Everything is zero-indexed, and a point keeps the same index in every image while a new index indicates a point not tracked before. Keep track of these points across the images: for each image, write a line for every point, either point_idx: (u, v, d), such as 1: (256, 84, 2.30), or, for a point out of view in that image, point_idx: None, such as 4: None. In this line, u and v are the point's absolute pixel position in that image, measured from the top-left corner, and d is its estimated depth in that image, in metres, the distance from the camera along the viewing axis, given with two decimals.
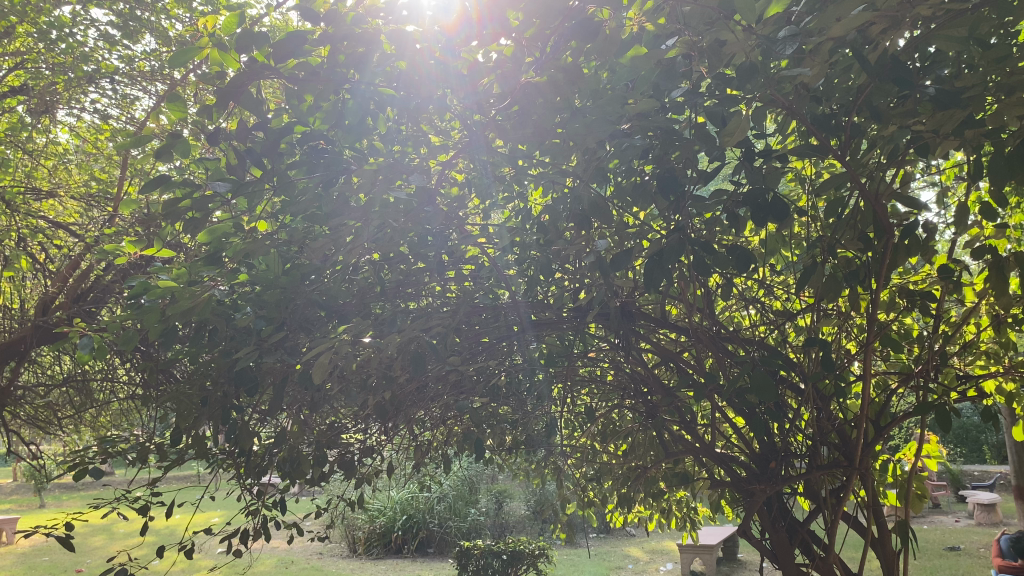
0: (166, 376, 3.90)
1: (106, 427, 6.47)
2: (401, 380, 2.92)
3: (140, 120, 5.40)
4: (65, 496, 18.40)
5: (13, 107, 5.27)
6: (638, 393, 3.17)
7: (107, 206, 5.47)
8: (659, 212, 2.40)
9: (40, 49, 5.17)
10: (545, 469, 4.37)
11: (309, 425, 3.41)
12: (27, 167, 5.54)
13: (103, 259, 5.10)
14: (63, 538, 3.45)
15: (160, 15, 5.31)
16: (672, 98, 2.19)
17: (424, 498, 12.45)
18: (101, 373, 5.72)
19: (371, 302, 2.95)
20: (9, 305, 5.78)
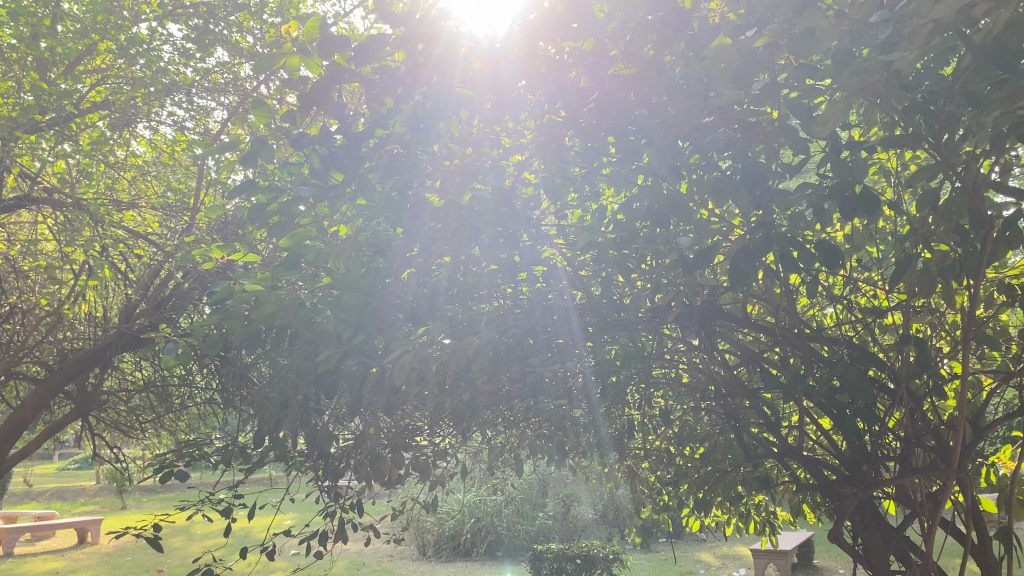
0: (246, 380, 3.99)
1: (185, 431, 6.64)
2: (478, 382, 2.93)
3: (215, 132, 5.56)
4: (144, 497, 19.15)
5: (94, 121, 5.30)
6: (716, 394, 3.12)
7: (185, 216, 5.62)
8: (742, 208, 2.35)
9: (119, 65, 5.25)
10: (619, 472, 4.33)
11: (385, 427, 3.44)
12: (109, 180, 5.72)
13: (184, 268, 5.27)
14: (150, 538, 3.55)
15: (233, 28, 5.47)
16: (754, 90, 2.15)
17: (492, 501, 12.49)
18: (180, 378, 5.89)
19: (446, 304, 2.97)
20: (94, 313, 5.98)
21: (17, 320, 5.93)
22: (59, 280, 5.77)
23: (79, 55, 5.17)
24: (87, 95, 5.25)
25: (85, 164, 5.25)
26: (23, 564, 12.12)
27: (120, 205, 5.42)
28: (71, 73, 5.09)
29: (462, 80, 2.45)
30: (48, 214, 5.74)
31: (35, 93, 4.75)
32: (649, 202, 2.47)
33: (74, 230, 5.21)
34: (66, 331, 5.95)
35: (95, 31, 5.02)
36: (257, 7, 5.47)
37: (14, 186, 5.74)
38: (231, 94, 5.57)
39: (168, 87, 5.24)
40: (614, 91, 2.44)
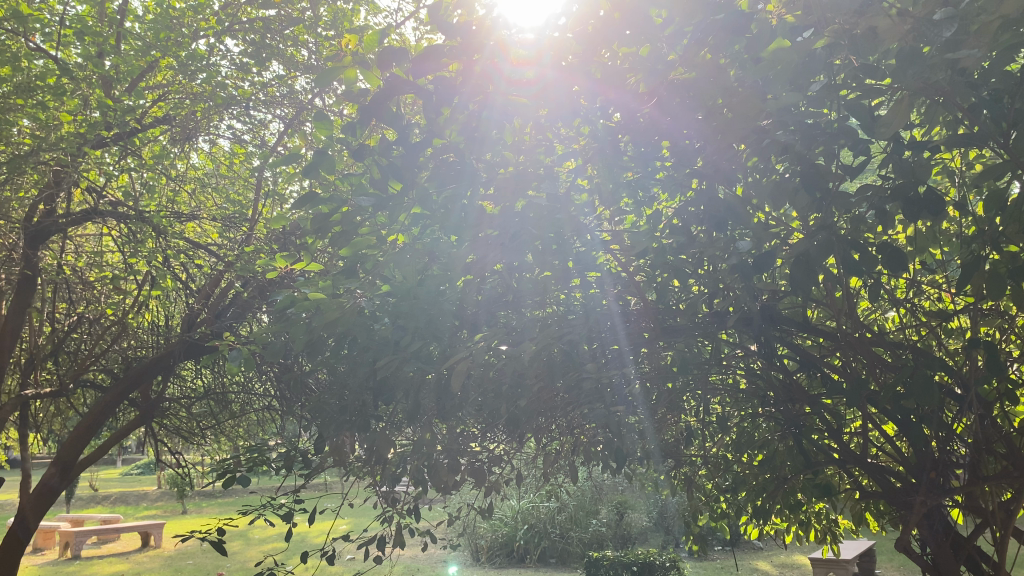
0: (306, 388, 4.06)
1: (244, 437, 6.78)
2: (535, 388, 2.96)
3: (272, 145, 5.69)
4: (205, 504, 19.56)
5: (157, 136, 5.49)
6: (775, 400, 3.09)
7: (244, 227, 5.76)
8: (802, 211, 2.32)
9: (180, 81, 5.41)
10: (675, 479, 4.29)
11: (441, 433, 3.48)
12: (171, 193, 5.88)
13: (244, 277, 5.40)
14: (215, 542, 3.63)
15: (288, 42, 5.60)
16: (813, 92, 2.13)
17: (545, 508, 12.46)
18: (240, 386, 6.02)
19: (502, 311, 3.00)
20: (157, 323, 6.16)
21: (85, 330, 6.14)
22: (125, 291, 5.95)
23: (142, 71, 5.32)
24: (150, 110, 5.39)
25: (148, 178, 5.39)
26: (90, 567, 12.47)
27: (182, 218, 5.56)
28: (134, 89, 5.24)
29: (517, 89, 2.49)
30: (113, 226, 5.91)
31: (101, 109, 4.91)
32: (705, 206, 2.46)
33: (137, 242, 5.36)
34: (129, 340, 6.11)
35: (157, 48, 5.15)
36: (311, 20, 5.51)
37: (81, 200, 5.93)
38: (287, 107, 5.68)
39: (227, 101, 5.36)
40: (672, 95, 2.43)
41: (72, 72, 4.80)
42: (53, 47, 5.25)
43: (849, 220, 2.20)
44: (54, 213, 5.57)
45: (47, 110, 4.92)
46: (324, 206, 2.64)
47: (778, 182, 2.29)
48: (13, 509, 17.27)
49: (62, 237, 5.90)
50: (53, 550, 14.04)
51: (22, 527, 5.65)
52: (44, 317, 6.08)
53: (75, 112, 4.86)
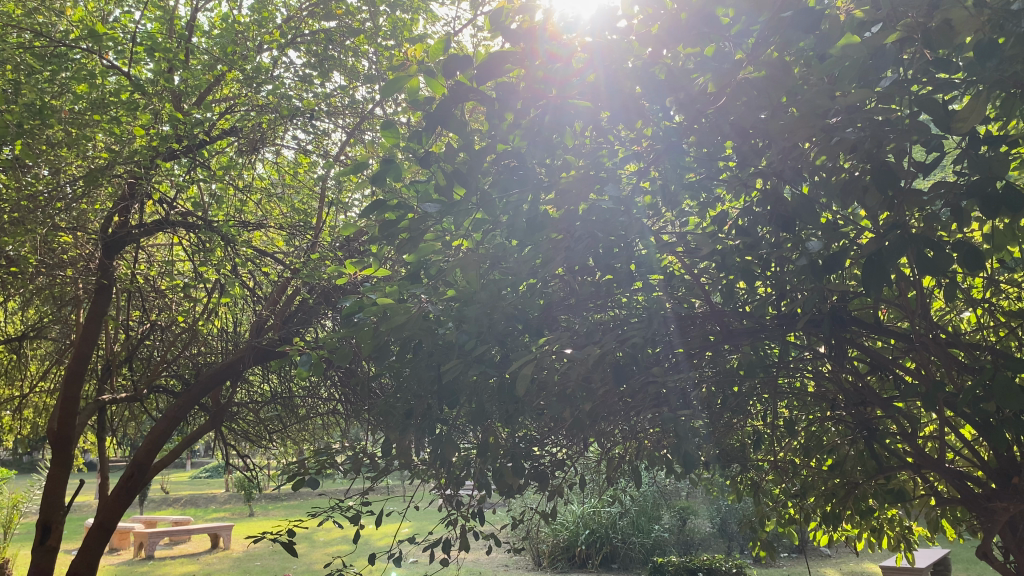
0: (371, 392, 4.11)
1: (311, 440, 6.92)
2: (599, 391, 2.96)
3: (335, 155, 5.79)
4: (271, 506, 19.98)
5: (225, 148, 5.64)
6: (845, 403, 3.02)
7: (308, 235, 5.88)
8: (872, 210, 2.27)
9: (246, 94, 5.54)
10: (741, 484, 4.22)
11: (505, 437, 3.49)
12: (239, 203, 6.03)
13: (309, 283, 5.51)
14: (285, 544, 3.71)
15: (349, 53, 5.68)
16: (883, 88, 2.09)
17: (606, 512, 12.38)
18: (307, 391, 6.15)
19: (565, 314, 2.99)
20: (226, 329, 6.31)
21: (158, 337, 6.33)
22: (195, 298, 6.12)
23: (209, 85, 5.46)
24: (217, 122, 5.53)
25: (217, 188, 5.55)
26: (162, 567, 12.85)
27: (249, 226, 5.70)
28: (202, 103, 5.39)
29: (578, 91, 2.50)
30: (183, 236, 6.09)
31: (171, 123, 5.07)
32: (770, 206, 2.45)
33: (207, 251, 5.51)
34: (200, 347, 6.28)
35: (223, 62, 5.27)
36: (371, 31, 5.58)
37: (153, 211, 6.13)
38: (349, 117, 5.75)
39: (291, 112, 5.45)
40: (739, 94, 2.41)
41: (144, 88, 4.97)
42: (126, 64, 5.44)
43: (922, 218, 2.15)
44: (128, 224, 5.77)
45: (121, 125, 5.11)
46: (391, 213, 2.68)
47: (847, 180, 2.25)
48: (90, 510, 17.91)
49: (135, 247, 6.10)
50: (128, 550, 14.51)
51: (100, 530, 5.84)
52: (119, 324, 6.29)
53: (147, 126, 5.04)
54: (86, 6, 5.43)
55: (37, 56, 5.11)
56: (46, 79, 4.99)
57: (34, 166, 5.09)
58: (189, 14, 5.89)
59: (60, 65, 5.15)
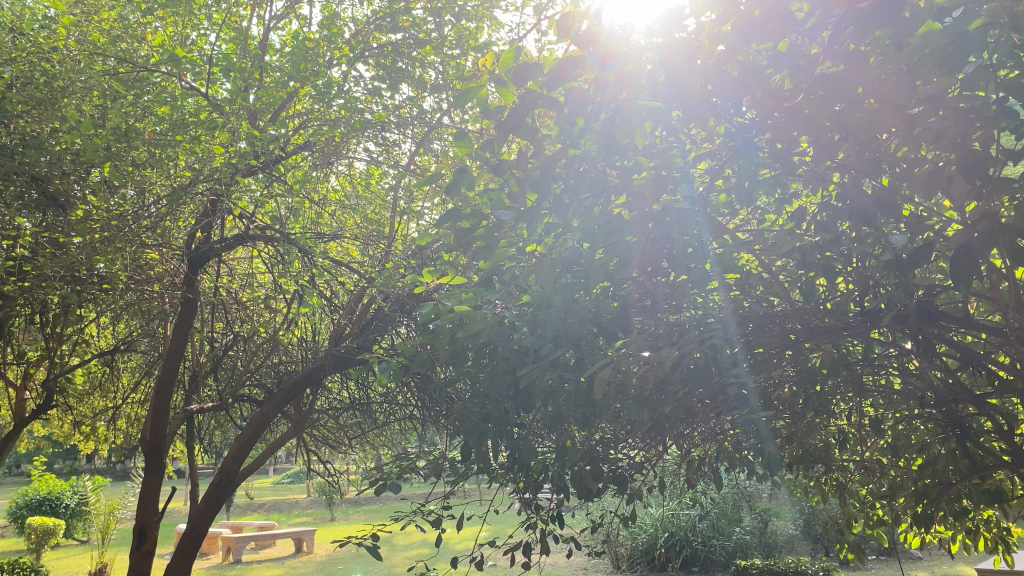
0: (448, 399, 4.16)
1: (389, 446, 7.04)
2: (678, 392, 2.94)
3: (404, 165, 5.88)
4: (352, 511, 20.40)
5: (300, 162, 5.79)
6: (934, 400, 2.93)
7: (382, 244, 6.01)
8: (960, 201, 2.19)
9: (319, 109, 5.67)
10: (825, 486, 4.12)
11: (582, 440, 3.50)
12: (315, 215, 6.19)
13: (384, 291, 5.64)
14: (369, 548, 3.78)
15: (416, 65, 5.77)
16: (965, 76, 2.03)
17: (685, 515, 12.23)
18: (384, 398, 6.27)
19: (637, 316, 3.00)
20: (305, 339, 6.48)
21: (241, 347, 6.53)
22: (275, 309, 6.30)
23: (283, 101, 5.61)
24: (292, 138, 5.69)
25: (293, 202, 5.70)
26: (250, 571, 13.22)
27: (325, 237, 5.84)
28: (277, 120, 5.55)
29: (649, 93, 2.52)
30: (262, 249, 6.29)
31: (249, 140, 5.23)
32: (849, 201, 2.40)
33: (286, 263, 5.67)
34: (282, 356, 6.46)
35: (297, 79, 5.40)
36: (437, 41, 5.68)
37: (233, 225, 6.32)
38: (418, 127, 5.84)
39: (363, 125, 5.56)
40: (816, 90, 2.38)
41: (222, 107, 5.14)
42: (204, 85, 5.63)
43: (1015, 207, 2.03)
44: (210, 240, 5.99)
45: (201, 144, 5.30)
46: (464, 221, 2.72)
47: (930, 170, 2.19)
48: (181, 516, 18.58)
49: (217, 261, 6.32)
50: (217, 554, 15.00)
51: (192, 536, 6.05)
52: (204, 336, 6.54)
53: (226, 143, 5.22)
54: (166, 31, 5.65)
55: (121, 82, 5.37)
56: (130, 103, 5.28)
57: (122, 187, 5.33)
58: (261, 34, 6.07)
59: (142, 89, 5.38)
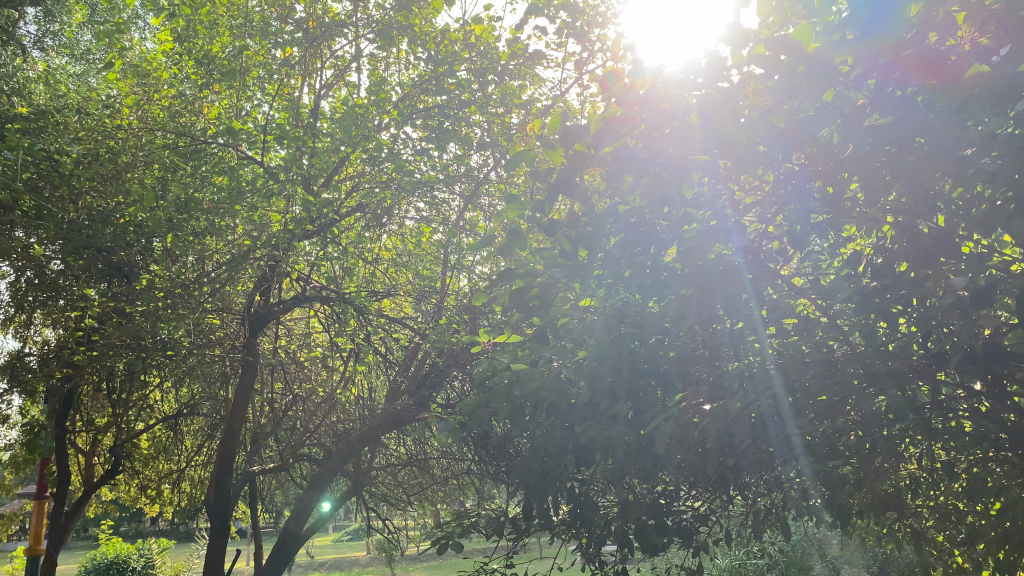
0: (506, 455, 4.16)
1: (448, 502, 7.01)
2: (740, 443, 2.89)
3: (453, 221, 5.97)
4: (413, 568, 20.31)
5: (352, 223, 5.91)
6: (1010, 444, 2.82)
7: (434, 299, 6.08)
8: (1021, 238, 2.15)
9: (370, 171, 5.81)
10: (900, 533, 3.97)
11: (645, 493, 3.45)
12: (369, 274, 6.29)
13: (439, 346, 5.69)
14: None
15: (462, 124, 5.87)
16: (1016, 112, 2.01)
17: (754, 566, 11.94)
18: (442, 453, 6.27)
19: (694, 366, 2.98)
20: (363, 397, 6.54)
21: (300, 407, 6.61)
22: (332, 368, 6.38)
23: (334, 166, 5.77)
24: (345, 200, 5.82)
25: (347, 262, 5.82)
26: None
27: (379, 296, 5.94)
28: (330, 184, 5.70)
29: (696, 147, 2.58)
30: (318, 309, 6.40)
31: (304, 206, 5.39)
32: (905, 241, 2.44)
33: (341, 323, 5.79)
34: (340, 414, 6.53)
35: (348, 144, 5.55)
36: (481, 100, 5.71)
37: (290, 287, 6.46)
38: (466, 184, 5.93)
39: (413, 185, 5.67)
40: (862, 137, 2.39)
41: (277, 175, 5.30)
42: (258, 153, 5.84)
43: None
44: (268, 302, 6.15)
45: (257, 212, 5.48)
46: (519, 279, 2.80)
47: (989, 209, 2.16)
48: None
49: (276, 323, 6.45)
50: None
51: None
52: (265, 398, 6.66)
53: (282, 210, 5.41)
54: (221, 103, 5.87)
55: (180, 155, 5.60)
56: (189, 175, 5.50)
57: (183, 255, 5.52)
58: (313, 101, 6.28)
59: (200, 160, 5.60)
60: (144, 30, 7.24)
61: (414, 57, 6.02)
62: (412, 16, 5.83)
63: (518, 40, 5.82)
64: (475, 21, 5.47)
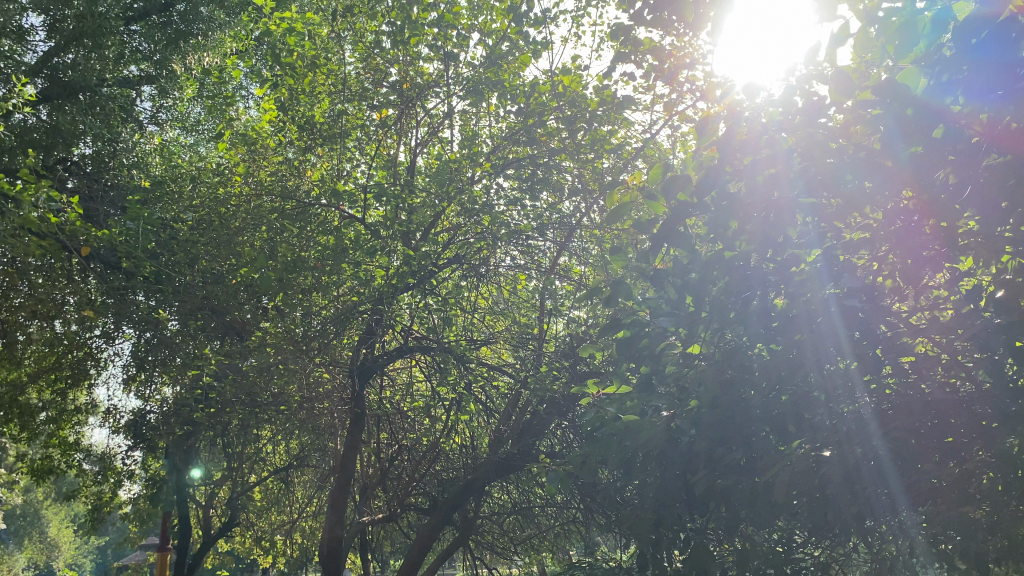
0: (615, 503, 4.13)
1: (554, 550, 6.94)
2: (863, 488, 2.80)
3: (550, 268, 6.01)
4: None
5: (451, 275, 6.02)
6: None
7: (533, 346, 6.12)
8: None
9: (466, 224, 5.93)
10: None
11: (763, 542, 3.35)
12: (468, 323, 6.37)
13: (541, 393, 5.71)
14: None
15: (553, 171, 5.94)
16: None
17: None
18: (547, 501, 6.24)
19: (807, 410, 2.94)
20: (466, 445, 6.59)
21: (405, 457, 6.70)
22: (436, 418, 6.46)
23: (430, 221, 5.92)
24: (443, 252, 5.95)
25: (447, 313, 5.93)
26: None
27: (480, 345, 6.00)
28: (428, 237, 5.85)
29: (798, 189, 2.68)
30: (420, 360, 6.52)
31: (405, 260, 5.54)
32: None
33: (443, 373, 5.87)
34: (444, 463, 6.59)
35: (444, 198, 5.68)
36: (571, 147, 5.90)
37: (392, 338, 6.60)
38: (560, 231, 5.98)
39: (508, 234, 5.75)
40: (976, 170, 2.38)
41: (379, 232, 5.56)
42: (359, 212, 6.03)
43: None
44: (374, 355, 6.33)
45: (363, 267, 5.65)
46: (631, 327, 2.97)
47: None
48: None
49: (380, 374, 6.60)
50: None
51: None
52: (372, 448, 6.80)
53: (385, 266, 5.58)
54: (322, 165, 6.11)
55: (287, 217, 5.83)
56: (296, 236, 5.72)
57: (292, 312, 5.73)
58: (409, 158, 6.47)
59: (306, 222, 5.81)
60: (248, 99, 7.62)
61: (504, 110, 6.10)
62: (502, 71, 5.93)
63: (606, 86, 5.88)
64: (565, 75, 5.71)
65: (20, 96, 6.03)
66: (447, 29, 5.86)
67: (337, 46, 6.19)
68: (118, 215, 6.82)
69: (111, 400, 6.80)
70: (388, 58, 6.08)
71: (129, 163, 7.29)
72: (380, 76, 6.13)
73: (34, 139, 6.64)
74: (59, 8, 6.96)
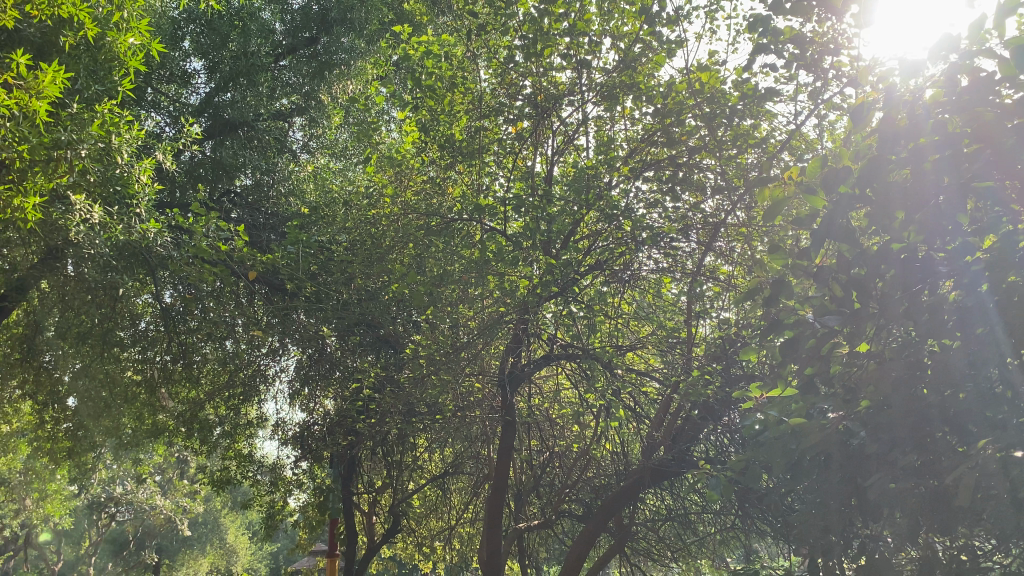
0: (779, 509, 3.99)
1: (713, 558, 6.78)
2: None
3: (695, 269, 5.88)
4: None
5: (594, 281, 6.01)
6: None
7: (681, 349, 6.01)
8: None
9: (606, 230, 5.93)
10: None
11: (947, 549, 3.14)
12: (614, 329, 6.35)
13: (692, 397, 5.59)
14: None
15: (693, 171, 5.83)
16: None
17: None
18: (703, 506, 6.11)
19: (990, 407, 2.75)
20: (617, 452, 6.55)
21: (558, 465, 6.74)
22: (586, 425, 6.46)
23: (570, 229, 5.95)
24: (585, 259, 5.97)
25: (592, 320, 5.93)
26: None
27: (626, 350, 5.97)
28: (569, 246, 5.89)
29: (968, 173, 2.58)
30: (567, 367, 6.54)
31: (547, 269, 5.57)
32: None
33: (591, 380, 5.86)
34: (596, 470, 6.58)
35: (583, 205, 5.67)
36: (711, 144, 5.72)
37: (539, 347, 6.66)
38: (703, 231, 5.85)
39: (650, 238, 5.63)
40: None
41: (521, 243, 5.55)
42: (500, 224, 6.12)
43: None
44: (521, 364, 6.43)
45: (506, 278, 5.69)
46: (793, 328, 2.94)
47: None
48: None
49: (528, 383, 6.67)
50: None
51: None
52: (524, 456, 6.88)
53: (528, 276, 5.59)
54: (463, 181, 6.27)
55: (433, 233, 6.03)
56: (442, 250, 5.81)
57: (440, 324, 5.87)
58: (546, 168, 6.53)
59: (450, 237, 5.93)
60: (390, 123, 7.94)
61: (639, 112, 6.04)
62: (636, 74, 5.88)
63: (745, 80, 5.67)
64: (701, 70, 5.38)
65: (189, 136, 6.55)
66: (580, 37, 5.87)
67: (472, 64, 6.33)
68: (278, 239, 7.28)
69: (278, 413, 7.23)
70: (521, 71, 6.04)
71: (287, 190, 7.81)
72: (514, 90, 6.14)
73: (201, 174, 7.28)
74: (216, 51, 7.60)
